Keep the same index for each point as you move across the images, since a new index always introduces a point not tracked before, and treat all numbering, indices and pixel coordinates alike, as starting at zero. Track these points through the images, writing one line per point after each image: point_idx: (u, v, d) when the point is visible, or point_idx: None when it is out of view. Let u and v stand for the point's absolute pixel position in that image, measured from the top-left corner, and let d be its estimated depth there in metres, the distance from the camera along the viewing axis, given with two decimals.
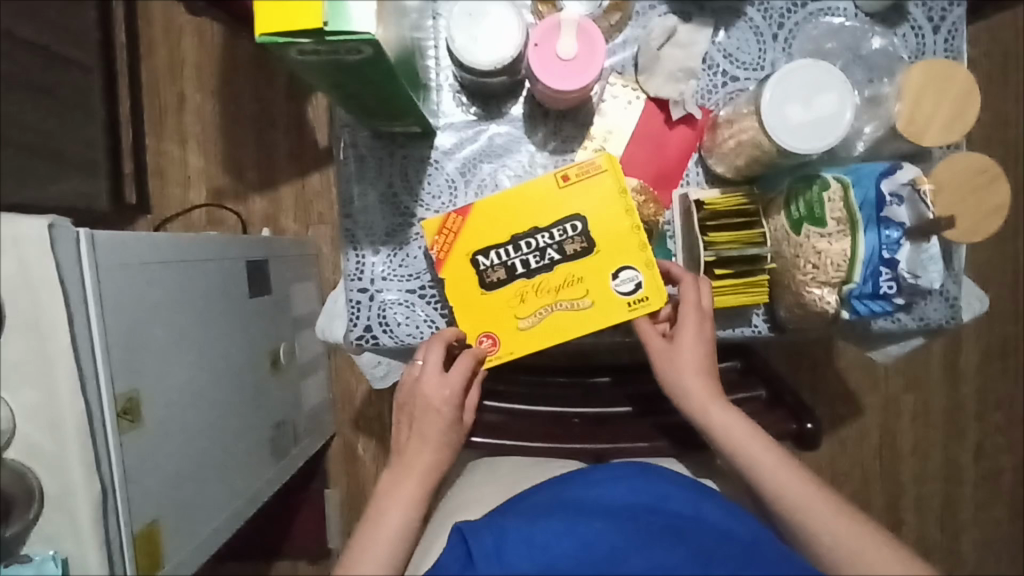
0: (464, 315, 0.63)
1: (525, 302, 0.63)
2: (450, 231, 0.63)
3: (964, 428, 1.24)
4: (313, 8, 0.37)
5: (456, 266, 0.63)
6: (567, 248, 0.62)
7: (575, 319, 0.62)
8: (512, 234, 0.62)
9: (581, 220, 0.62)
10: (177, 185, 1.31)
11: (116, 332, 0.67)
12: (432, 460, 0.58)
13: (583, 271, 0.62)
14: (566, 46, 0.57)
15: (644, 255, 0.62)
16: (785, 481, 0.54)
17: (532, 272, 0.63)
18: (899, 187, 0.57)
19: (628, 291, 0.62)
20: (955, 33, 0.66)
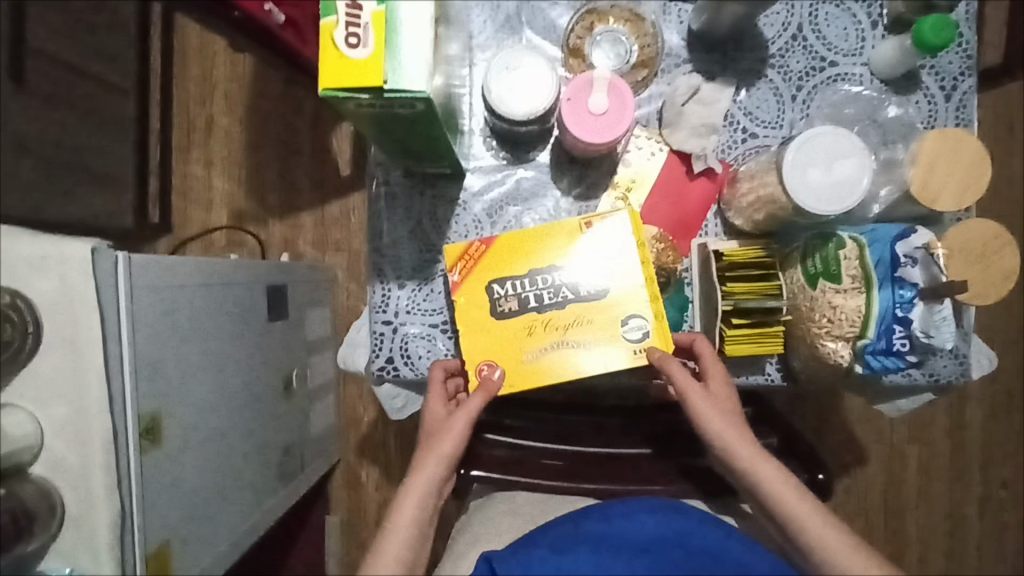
0: (469, 341, 0.64)
1: (532, 336, 0.64)
2: (472, 257, 0.64)
3: (969, 483, 1.24)
4: (375, 68, 0.40)
5: (472, 291, 0.64)
6: (581, 289, 0.64)
7: (579, 358, 0.63)
8: (530, 269, 0.64)
9: (597, 266, 0.64)
10: (199, 206, 1.34)
11: (145, 354, 0.69)
12: (445, 452, 0.59)
13: (594, 312, 0.63)
14: (598, 101, 0.60)
15: (655, 306, 0.63)
16: (811, 520, 0.54)
17: (543, 307, 0.64)
18: (913, 249, 0.59)
19: (635, 339, 0.63)
20: (966, 102, 0.69)
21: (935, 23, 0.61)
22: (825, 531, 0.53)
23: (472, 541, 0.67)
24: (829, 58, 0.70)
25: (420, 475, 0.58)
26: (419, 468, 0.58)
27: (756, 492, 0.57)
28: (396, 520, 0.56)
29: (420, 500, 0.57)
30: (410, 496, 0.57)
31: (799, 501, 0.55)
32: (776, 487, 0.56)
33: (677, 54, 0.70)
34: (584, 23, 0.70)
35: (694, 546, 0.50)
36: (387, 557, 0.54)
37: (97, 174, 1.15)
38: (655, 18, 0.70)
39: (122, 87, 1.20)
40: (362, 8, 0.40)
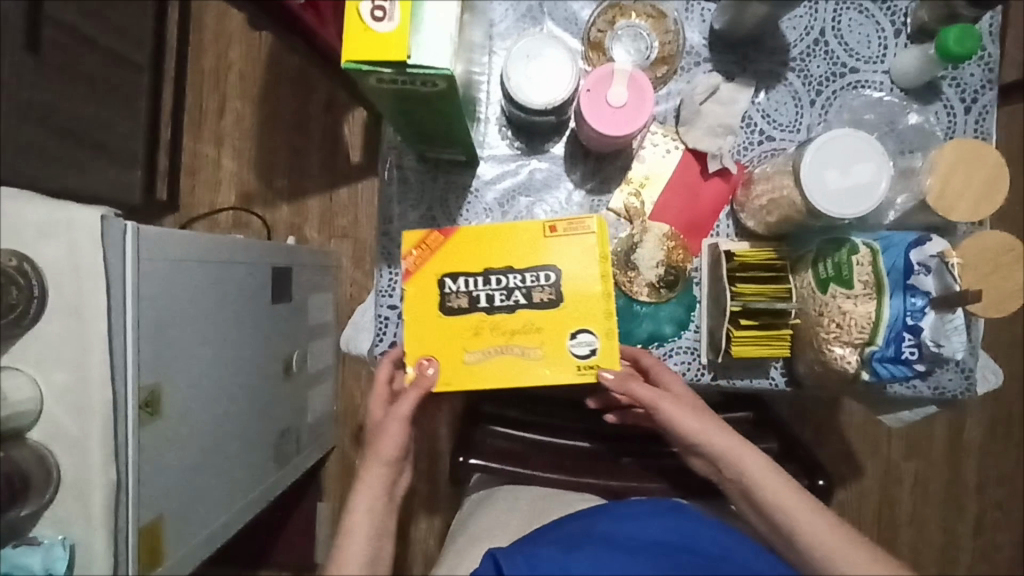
0: (413, 333, 0.64)
1: (478, 337, 0.63)
2: (428, 247, 0.65)
3: (964, 502, 1.23)
4: (400, 42, 0.40)
5: (424, 282, 0.64)
6: (535, 295, 0.64)
7: (522, 366, 0.63)
8: (486, 267, 0.64)
9: (555, 271, 0.63)
10: (207, 186, 1.33)
11: (148, 327, 0.69)
12: (390, 451, 0.59)
13: (544, 322, 0.64)
14: (617, 93, 0.59)
15: (607, 324, 0.63)
16: (790, 503, 0.55)
17: (493, 309, 0.64)
18: (927, 258, 0.58)
19: (583, 355, 0.63)
20: (986, 115, 0.69)
21: (959, 33, 0.60)
22: (804, 514, 0.54)
23: (470, 540, 0.66)
24: (850, 64, 0.70)
25: (367, 477, 0.58)
26: (367, 470, 0.58)
27: (742, 482, 0.57)
28: (349, 523, 0.56)
29: (372, 501, 0.57)
30: (362, 497, 0.57)
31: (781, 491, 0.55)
32: (758, 475, 0.56)
33: (698, 52, 0.70)
34: (606, 17, 0.70)
35: (704, 552, 0.47)
36: (349, 561, 0.54)
37: (107, 147, 1.15)
38: (678, 15, 0.70)
39: (137, 61, 1.20)
40: None
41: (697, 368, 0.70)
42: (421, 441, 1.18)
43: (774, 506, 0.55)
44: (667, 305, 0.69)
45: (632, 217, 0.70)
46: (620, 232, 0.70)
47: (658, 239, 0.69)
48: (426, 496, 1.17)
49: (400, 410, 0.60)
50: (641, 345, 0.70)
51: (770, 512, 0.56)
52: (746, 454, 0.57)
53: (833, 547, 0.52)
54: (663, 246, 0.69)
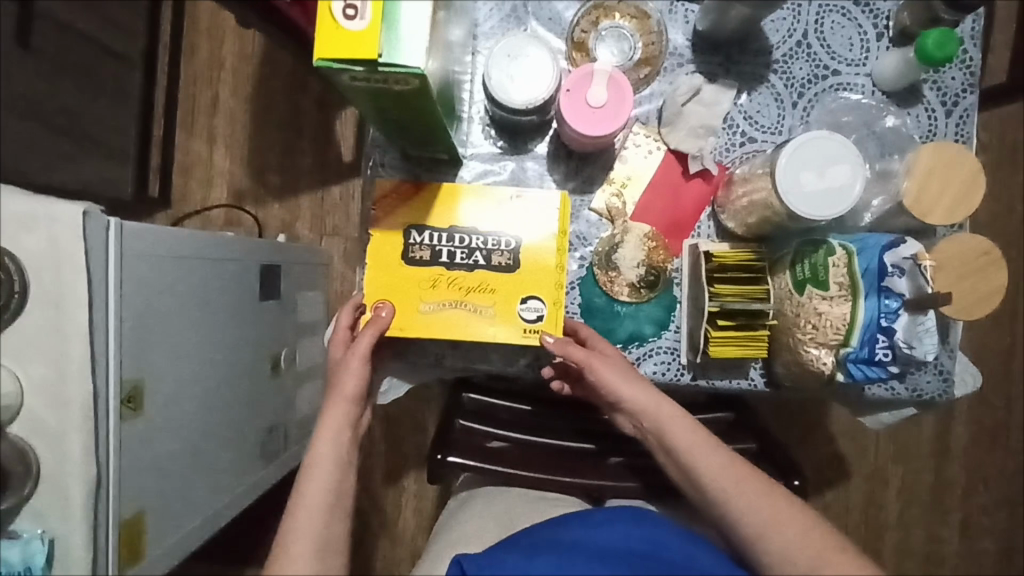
0: (374, 276, 0.66)
1: (434, 289, 0.66)
2: (399, 197, 0.66)
3: (951, 505, 1.24)
4: (371, 40, 0.40)
5: (390, 228, 0.66)
6: (494, 258, 0.65)
7: (471, 323, 0.65)
8: (452, 225, 0.66)
9: (516, 238, 0.65)
10: (199, 183, 1.34)
11: (131, 320, 0.70)
12: (352, 388, 0.59)
13: (498, 283, 0.65)
14: (597, 94, 0.59)
15: (556, 295, 0.65)
16: (704, 457, 0.56)
17: (452, 265, 0.66)
18: (901, 260, 0.58)
19: (529, 320, 0.65)
20: (966, 119, 0.70)
21: (939, 37, 0.61)
22: (716, 463, 0.56)
23: (451, 542, 0.65)
24: (832, 67, 0.70)
25: (330, 414, 0.58)
26: (333, 402, 0.59)
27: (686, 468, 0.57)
28: (313, 456, 0.56)
29: (337, 434, 0.57)
30: (326, 430, 0.57)
31: (738, 487, 0.54)
32: (677, 429, 0.58)
33: (681, 53, 0.70)
34: (590, 17, 0.70)
35: (669, 560, 0.48)
36: (314, 488, 0.54)
37: (99, 142, 1.15)
38: (662, 16, 0.70)
39: (129, 57, 1.20)
40: None
41: (676, 368, 0.70)
42: (408, 439, 1.18)
43: (714, 488, 0.55)
44: (647, 305, 0.70)
45: (613, 217, 0.70)
46: (601, 232, 0.70)
47: (639, 240, 0.69)
48: (414, 494, 1.18)
49: (359, 349, 0.61)
50: (621, 345, 0.70)
51: (705, 484, 0.56)
52: (665, 405, 0.59)
53: (742, 497, 0.54)
54: (644, 246, 0.69)
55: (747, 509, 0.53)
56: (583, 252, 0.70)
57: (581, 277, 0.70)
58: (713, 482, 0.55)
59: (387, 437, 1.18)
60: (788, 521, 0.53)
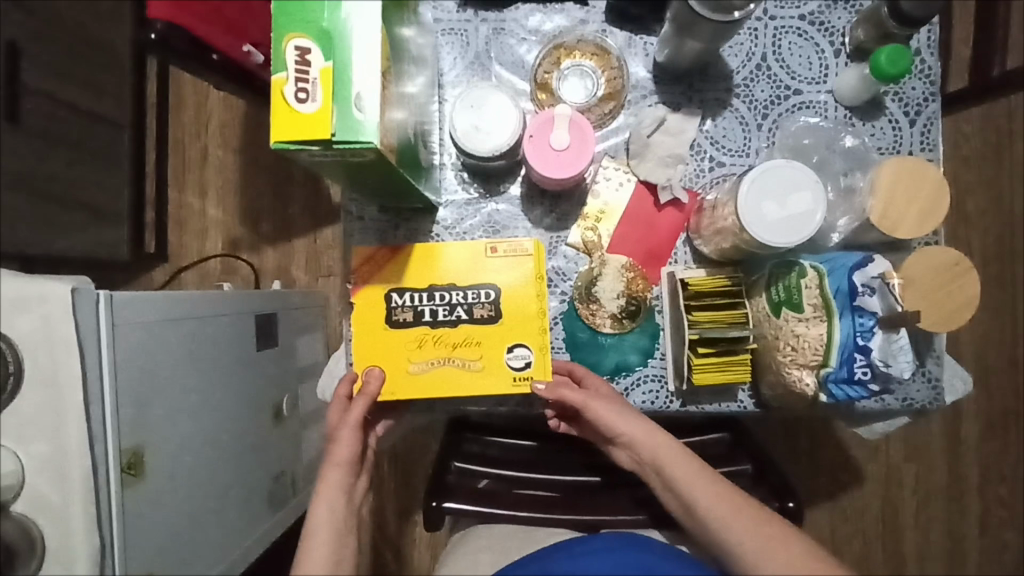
0: (362, 344, 0.67)
1: (421, 348, 0.66)
2: (377, 262, 0.67)
3: (967, 501, 1.23)
4: (323, 121, 0.41)
5: (371, 295, 0.67)
6: (475, 311, 0.66)
7: (463, 378, 0.66)
8: (430, 284, 0.67)
9: (495, 290, 0.67)
10: (195, 235, 1.37)
11: (126, 390, 0.71)
12: (345, 456, 0.60)
13: (483, 336, 0.66)
14: (559, 137, 0.61)
15: (541, 340, 0.66)
16: (703, 490, 0.57)
17: (436, 323, 0.66)
18: (870, 279, 0.59)
19: (518, 368, 0.66)
20: (931, 127, 0.70)
21: (891, 53, 0.62)
22: (712, 493, 0.56)
23: None
24: (794, 86, 0.71)
25: (326, 482, 0.59)
26: (328, 470, 0.59)
27: (681, 498, 0.58)
28: (311, 524, 0.57)
29: (333, 501, 0.58)
30: (323, 497, 0.58)
31: (732, 512, 0.55)
32: (674, 461, 0.59)
33: (644, 86, 0.72)
34: (551, 58, 0.72)
35: None
36: (314, 557, 0.55)
37: (93, 207, 1.17)
38: (621, 51, 0.72)
39: (117, 120, 1.23)
40: (311, 64, 0.41)
41: (665, 396, 0.71)
42: (417, 473, 1.19)
43: (708, 516, 0.56)
44: (631, 335, 0.71)
45: (590, 251, 0.71)
46: (579, 266, 0.71)
47: (617, 271, 0.71)
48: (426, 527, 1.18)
49: (351, 418, 0.62)
50: (608, 376, 0.71)
51: (698, 512, 0.56)
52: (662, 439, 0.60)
53: (743, 526, 0.54)
54: (622, 277, 0.71)
55: (742, 535, 0.54)
56: (563, 288, 0.71)
57: (563, 312, 0.71)
58: (706, 508, 0.56)
59: (395, 473, 1.19)
60: (783, 547, 0.53)
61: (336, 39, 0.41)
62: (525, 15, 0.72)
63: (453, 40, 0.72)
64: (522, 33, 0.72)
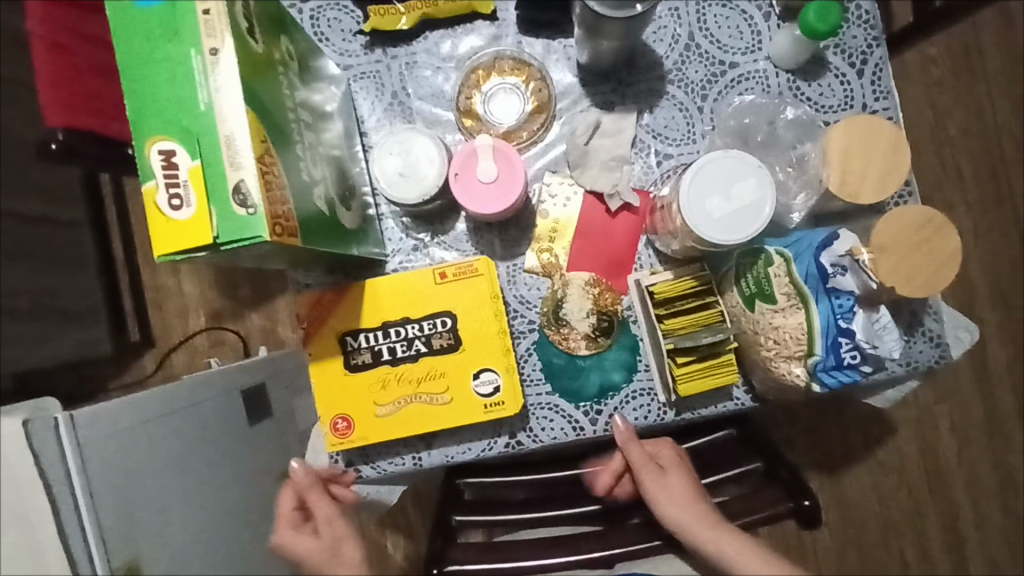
0: (323, 393, 0.63)
1: (385, 389, 0.63)
2: (325, 307, 0.63)
3: (1011, 432, 1.16)
4: (201, 225, 0.38)
5: (323, 342, 0.63)
6: (434, 342, 0.63)
7: (433, 412, 0.63)
8: (384, 320, 0.63)
9: (451, 316, 0.62)
10: (176, 316, 1.28)
11: (107, 510, 0.70)
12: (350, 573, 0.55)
13: (446, 366, 0.63)
14: (486, 169, 0.59)
15: (506, 360, 0.62)
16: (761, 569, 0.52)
17: (396, 360, 0.63)
18: (838, 257, 0.54)
19: (487, 393, 0.62)
20: (880, 73, 0.66)
21: (819, 8, 0.57)
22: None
23: None
24: (728, 60, 0.67)
25: None
26: None
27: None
28: None
29: None
30: None
31: None
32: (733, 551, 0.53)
33: (572, 91, 0.68)
34: (470, 81, 0.68)
35: None
36: None
37: (63, 311, 1.12)
38: (542, 60, 0.68)
39: (73, 220, 1.17)
40: (178, 166, 0.38)
41: (658, 409, 0.67)
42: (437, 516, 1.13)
43: None
44: (610, 352, 0.67)
45: (550, 272, 0.67)
46: (542, 289, 0.67)
47: (581, 290, 0.67)
48: None
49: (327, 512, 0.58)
50: (595, 400, 0.67)
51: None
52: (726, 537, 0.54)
53: None
54: (588, 294, 0.67)
55: None
56: (530, 316, 0.67)
57: (534, 341, 0.67)
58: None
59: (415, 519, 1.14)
60: None
61: (199, 130, 0.38)
62: (436, 43, 0.69)
63: (368, 85, 0.68)
64: (436, 61, 0.69)
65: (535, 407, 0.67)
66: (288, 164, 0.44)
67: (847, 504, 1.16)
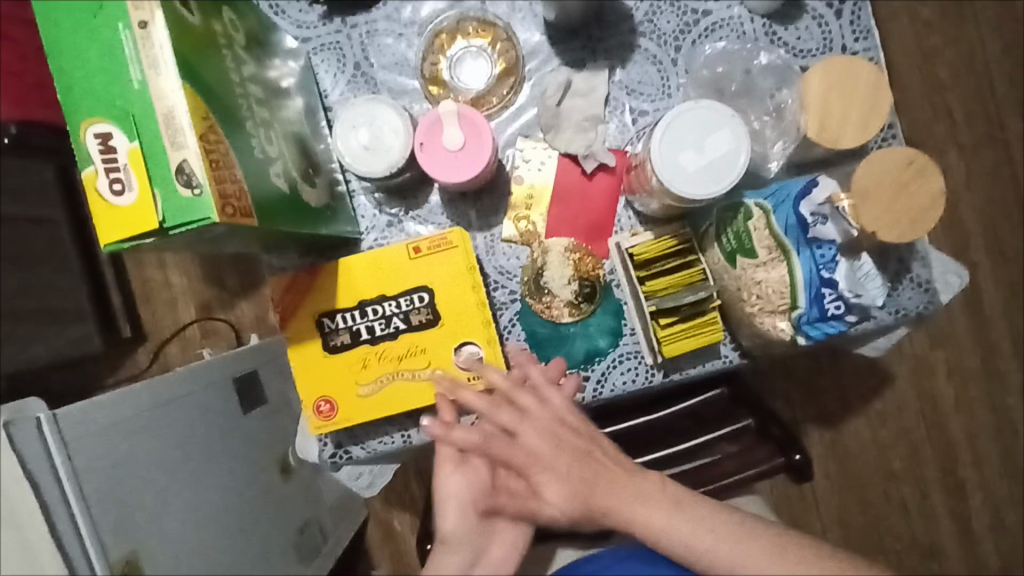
0: (305, 376, 0.62)
1: (367, 368, 0.62)
2: (299, 290, 0.62)
3: (1007, 373, 1.16)
4: (146, 211, 0.37)
5: (300, 325, 0.62)
6: (413, 318, 0.61)
7: (416, 388, 0.62)
8: (359, 299, 0.62)
9: (428, 291, 0.61)
10: (166, 309, 1.25)
11: (100, 506, 0.69)
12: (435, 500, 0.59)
13: (427, 342, 0.61)
14: (452, 136, 0.57)
15: (487, 331, 0.61)
16: (667, 521, 0.54)
17: (376, 339, 0.62)
18: (818, 206, 0.52)
19: (469, 366, 0.61)
20: (859, 12, 0.63)
21: None
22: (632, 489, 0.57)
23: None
24: (701, 8, 0.64)
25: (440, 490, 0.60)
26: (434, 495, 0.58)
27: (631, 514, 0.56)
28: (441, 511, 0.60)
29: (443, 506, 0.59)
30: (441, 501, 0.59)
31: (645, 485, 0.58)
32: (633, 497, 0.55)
33: (541, 50, 0.65)
34: (434, 46, 0.65)
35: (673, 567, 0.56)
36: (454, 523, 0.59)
37: (48, 310, 1.10)
38: (507, 19, 0.66)
39: None
40: (116, 149, 0.36)
41: (646, 371, 0.65)
42: None
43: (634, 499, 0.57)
44: (595, 317, 0.66)
45: (528, 240, 0.66)
46: (522, 258, 0.66)
47: (562, 256, 0.65)
48: None
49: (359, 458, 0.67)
50: (582, 366, 0.66)
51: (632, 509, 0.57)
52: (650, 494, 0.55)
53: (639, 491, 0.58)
54: (569, 260, 0.65)
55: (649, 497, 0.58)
56: (511, 286, 0.66)
57: (517, 312, 0.66)
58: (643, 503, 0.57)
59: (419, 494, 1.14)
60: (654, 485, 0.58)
61: (134, 109, 0.36)
62: (396, 8, 0.66)
63: (329, 56, 0.66)
64: (398, 28, 0.66)
65: None
66: (238, 142, 0.42)
67: (845, 454, 1.17)
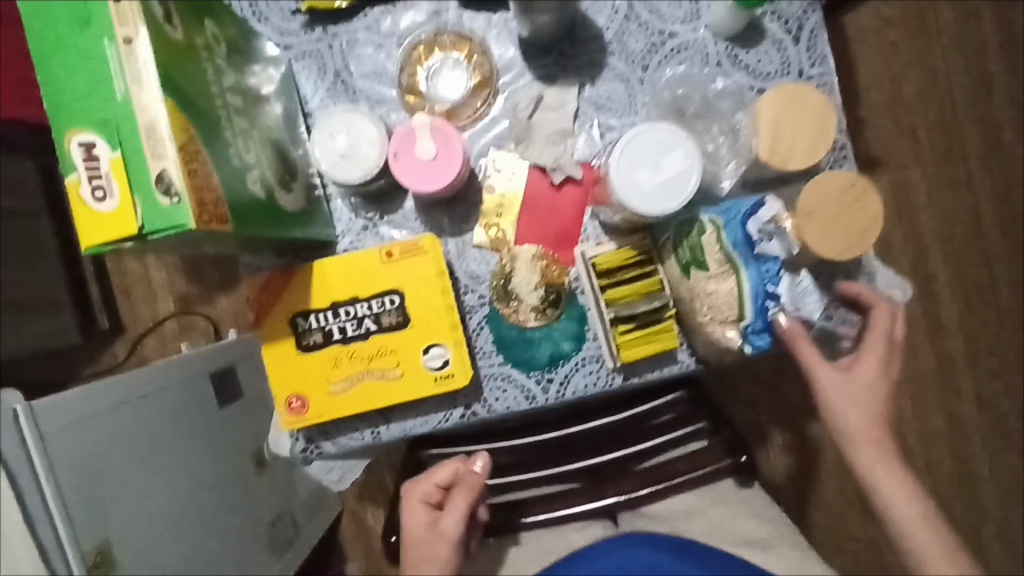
0: (278, 372, 0.64)
1: (339, 366, 0.64)
2: (272, 291, 0.64)
3: (960, 382, 1.21)
4: (126, 216, 0.39)
5: (275, 324, 0.64)
6: (384, 319, 0.64)
7: (386, 387, 0.65)
8: (332, 301, 0.64)
9: (399, 294, 0.64)
10: (144, 303, 1.26)
11: (74, 497, 0.71)
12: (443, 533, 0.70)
13: (397, 342, 0.64)
14: (425, 147, 0.60)
15: (455, 334, 0.64)
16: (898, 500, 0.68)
17: (347, 339, 0.64)
18: (764, 224, 0.56)
19: (437, 366, 0.64)
20: (815, 39, 0.67)
21: None
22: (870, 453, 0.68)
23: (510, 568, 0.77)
24: (667, 30, 0.68)
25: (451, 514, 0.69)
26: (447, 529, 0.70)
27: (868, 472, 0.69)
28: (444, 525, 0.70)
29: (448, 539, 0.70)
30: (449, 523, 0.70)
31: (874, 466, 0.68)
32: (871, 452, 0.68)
33: (515, 65, 0.68)
34: (412, 58, 0.68)
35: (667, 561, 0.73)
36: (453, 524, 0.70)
37: (26, 302, 1.10)
38: (483, 34, 0.68)
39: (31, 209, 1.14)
40: (98, 157, 0.39)
41: (606, 375, 0.69)
42: None
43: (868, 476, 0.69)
44: (558, 322, 0.68)
45: (497, 247, 0.68)
46: (490, 264, 0.69)
47: (529, 263, 0.68)
48: None
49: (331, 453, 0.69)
50: (546, 369, 0.69)
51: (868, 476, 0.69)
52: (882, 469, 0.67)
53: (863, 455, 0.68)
54: (536, 267, 0.68)
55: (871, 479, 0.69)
56: (479, 290, 0.69)
57: (485, 315, 0.69)
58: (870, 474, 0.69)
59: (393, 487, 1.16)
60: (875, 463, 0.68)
61: (115, 120, 0.38)
62: (376, 19, 0.68)
63: (309, 64, 0.68)
64: (377, 38, 0.68)
65: (489, 378, 0.69)
66: (215, 151, 0.44)
67: (807, 457, 1.21)
